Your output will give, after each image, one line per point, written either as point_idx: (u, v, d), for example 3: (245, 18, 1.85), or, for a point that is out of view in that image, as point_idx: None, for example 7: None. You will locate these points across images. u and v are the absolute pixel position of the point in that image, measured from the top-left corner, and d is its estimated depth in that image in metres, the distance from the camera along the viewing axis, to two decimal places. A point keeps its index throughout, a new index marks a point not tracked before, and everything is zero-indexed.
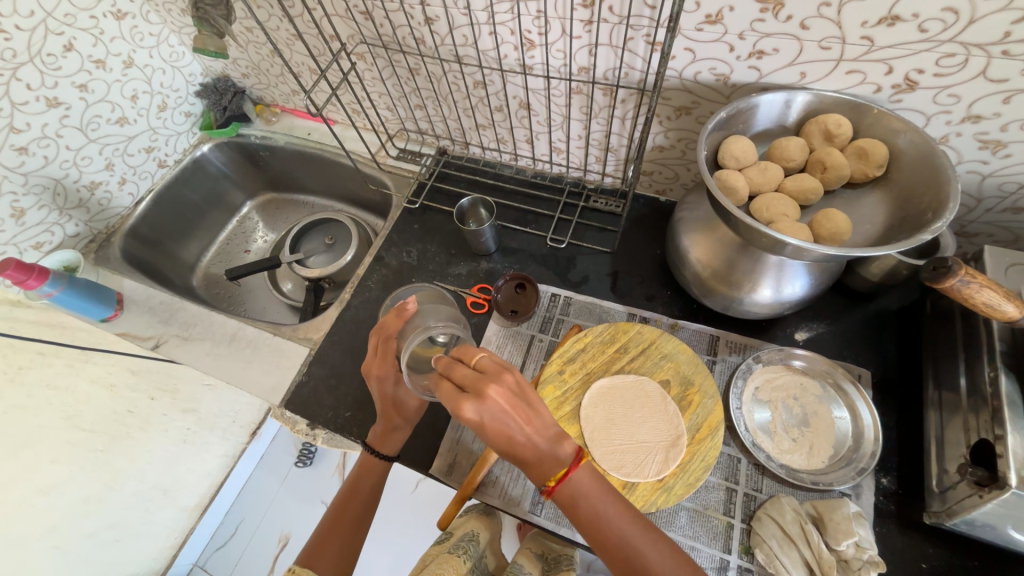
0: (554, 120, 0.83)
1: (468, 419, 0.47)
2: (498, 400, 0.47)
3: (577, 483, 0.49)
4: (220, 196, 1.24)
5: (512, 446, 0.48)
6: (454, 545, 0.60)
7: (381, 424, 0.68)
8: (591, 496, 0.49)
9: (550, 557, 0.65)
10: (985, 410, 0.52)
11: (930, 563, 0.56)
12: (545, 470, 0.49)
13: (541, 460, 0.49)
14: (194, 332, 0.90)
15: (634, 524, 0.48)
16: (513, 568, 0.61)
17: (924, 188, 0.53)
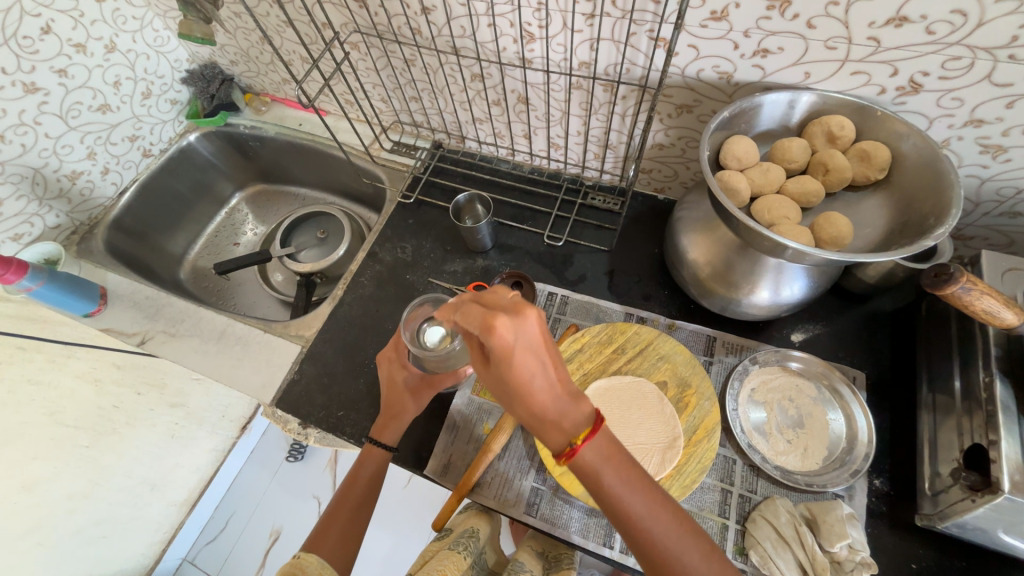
0: (553, 116, 0.81)
1: (507, 345, 0.40)
2: (538, 327, 0.41)
3: (596, 449, 0.44)
4: (208, 187, 1.20)
5: (536, 394, 0.42)
6: (455, 541, 0.61)
7: (383, 411, 0.69)
8: (607, 468, 0.44)
9: (550, 555, 0.69)
10: (979, 414, 0.52)
11: (920, 563, 0.57)
12: (561, 430, 0.43)
13: (563, 416, 0.43)
14: (181, 328, 0.87)
15: (651, 502, 0.44)
16: (515, 566, 0.63)
17: (927, 193, 0.52)
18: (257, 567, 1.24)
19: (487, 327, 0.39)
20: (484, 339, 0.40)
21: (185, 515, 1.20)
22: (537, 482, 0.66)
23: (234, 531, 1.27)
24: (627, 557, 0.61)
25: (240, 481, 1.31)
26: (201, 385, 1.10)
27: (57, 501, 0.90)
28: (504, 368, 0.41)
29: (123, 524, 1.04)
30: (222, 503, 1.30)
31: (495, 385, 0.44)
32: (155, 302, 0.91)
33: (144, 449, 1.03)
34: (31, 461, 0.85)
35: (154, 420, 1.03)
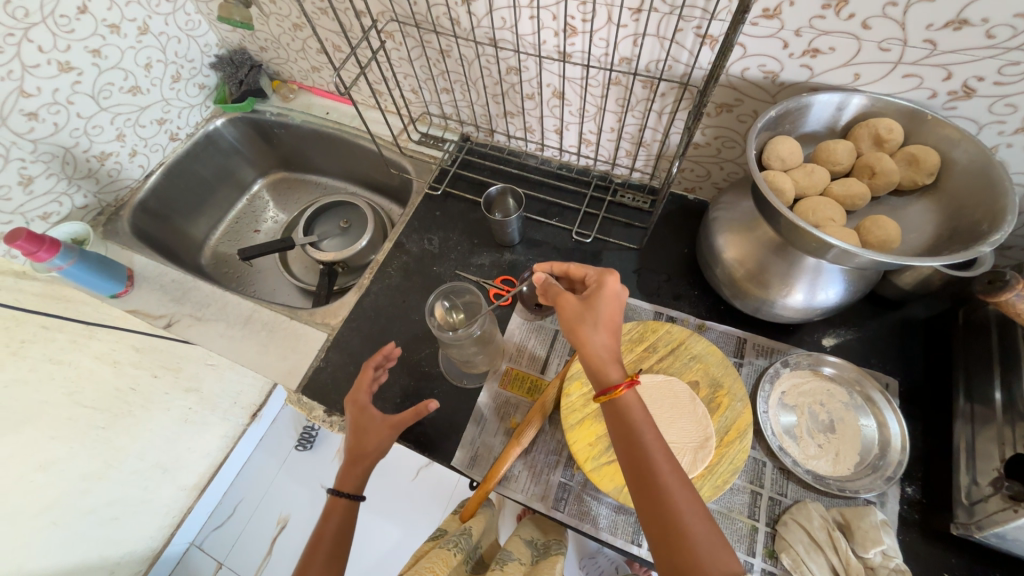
0: (587, 111, 0.81)
1: (611, 284, 0.53)
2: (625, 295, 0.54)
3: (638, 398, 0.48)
4: (231, 173, 1.21)
5: (608, 327, 0.51)
6: (447, 541, 0.61)
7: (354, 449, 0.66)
8: (641, 413, 0.48)
9: (539, 543, 0.65)
10: (1021, 426, 0.52)
11: (952, 572, 0.57)
12: (617, 364, 0.49)
13: (621, 358, 0.50)
14: (206, 312, 0.87)
15: (668, 455, 0.46)
16: (501, 557, 0.61)
17: (977, 200, 0.52)
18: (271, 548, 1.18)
19: (604, 272, 0.54)
20: (599, 278, 0.53)
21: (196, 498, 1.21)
22: (565, 478, 0.66)
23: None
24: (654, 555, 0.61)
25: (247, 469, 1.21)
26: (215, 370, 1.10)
27: (75, 479, 0.90)
28: (596, 302, 0.52)
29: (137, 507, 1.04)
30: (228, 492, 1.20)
31: (578, 317, 0.51)
32: (181, 285, 0.91)
33: (158, 432, 1.01)
34: (47, 440, 0.85)
35: (168, 403, 1.01)
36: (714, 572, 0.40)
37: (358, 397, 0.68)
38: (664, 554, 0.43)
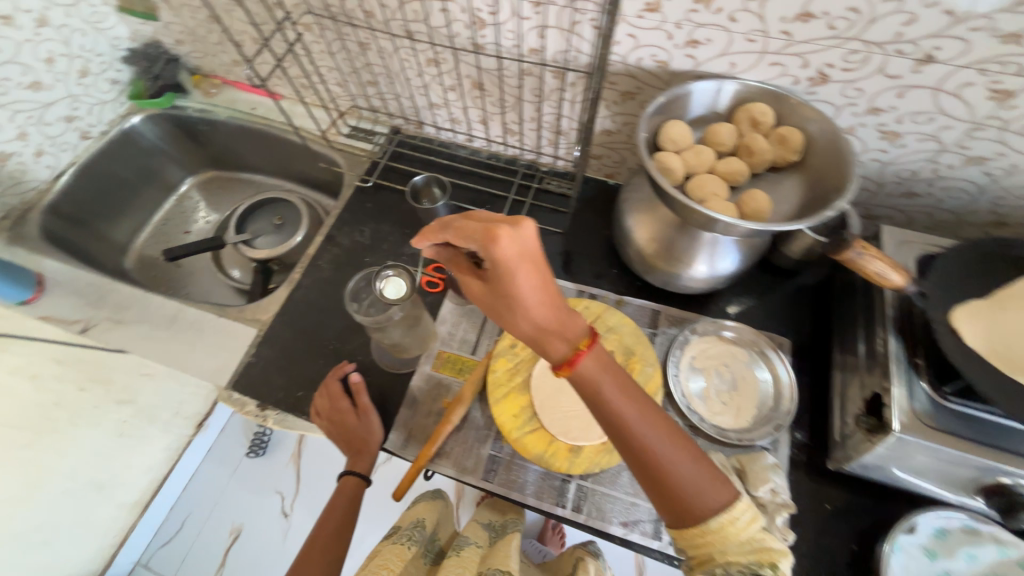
0: (507, 102, 0.84)
1: (502, 251, 0.44)
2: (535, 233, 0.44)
3: (595, 359, 0.47)
4: (155, 173, 1.16)
5: (532, 304, 0.46)
6: (399, 536, 0.67)
7: (349, 449, 0.69)
8: (602, 374, 0.47)
9: (497, 526, 0.77)
10: (877, 368, 0.59)
11: (833, 503, 0.64)
12: (561, 337, 0.47)
13: (561, 325, 0.47)
14: (127, 315, 0.84)
15: (643, 411, 0.47)
16: (461, 542, 0.71)
17: (832, 173, 0.59)
18: (219, 564, 1.20)
19: (488, 236, 0.43)
20: (485, 248, 0.44)
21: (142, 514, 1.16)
22: (494, 451, 0.69)
23: (192, 532, 1.23)
24: (577, 514, 0.64)
25: (197, 480, 1.26)
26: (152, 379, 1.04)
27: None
28: (501, 276, 0.45)
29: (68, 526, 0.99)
30: (177, 505, 1.24)
31: (495, 300, 0.48)
32: (98, 289, 0.87)
33: (88, 448, 0.98)
34: None
35: (100, 418, 0.99)
36: (710, 515, 0.44)
37: (330, 410, 0.69)
38: (656, 498, 0.47)
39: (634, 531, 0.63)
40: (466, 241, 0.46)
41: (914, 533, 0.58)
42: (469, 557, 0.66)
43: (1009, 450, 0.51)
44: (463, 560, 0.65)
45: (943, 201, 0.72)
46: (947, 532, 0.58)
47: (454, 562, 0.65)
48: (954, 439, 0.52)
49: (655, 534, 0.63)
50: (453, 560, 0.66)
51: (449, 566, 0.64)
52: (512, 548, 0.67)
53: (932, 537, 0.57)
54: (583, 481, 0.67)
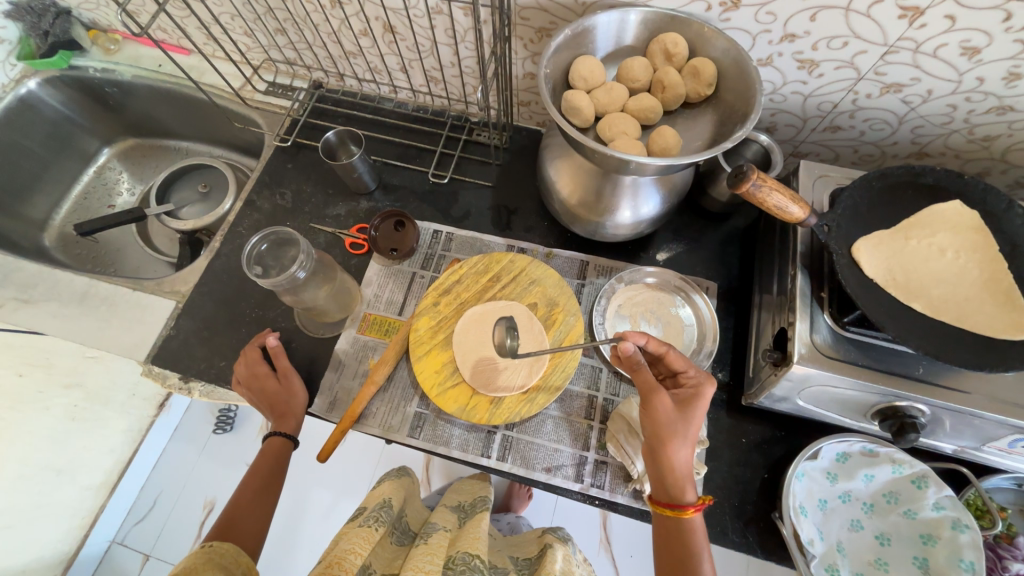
0: (422, 46, 0.79)
1: (708, 394, 0.55)
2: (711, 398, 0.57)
3: (694, 518, 0.53)
4: (67, 142, 1.07)
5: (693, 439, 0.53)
6: (365, 518, 0.58)
7: (269, 412, 0.68)
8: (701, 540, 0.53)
9: (468, 506, 0.70)
10: (787, 304, 0.60)
11: (749, 437, 0.66)
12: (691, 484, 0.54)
13: (687, 477, 0.53)
14: (35, 294, 0.80)
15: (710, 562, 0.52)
16: (429, 528, 0.62)
17: (741, 105, 0.57)
18: (194, 539, 1.17)
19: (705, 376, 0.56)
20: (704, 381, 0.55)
21: (108, 498, 1.14)
22: (420, 408, 0.69)
23: (166, 507, 1.21)
24: (502, 463, 0.66)
25: (166, 459, 1.24)
26: (101, 363, 1.03)
27: None
28: (694, 396, 0.55)
29: (31, 512, 0.98)
30: (150, 483, 1.23)
31: (676, 423, 0.53)
32: (1, 268, 0.82)
33: (37, 434, 0.96)
34: None
35: (43, 403, 0.96)
36: None
37: (249, 375, 0.68)
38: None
39: (557, 476, 0.65)
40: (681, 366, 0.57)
41: (818, 459, 0.60)
42: (437, 542, 0.57)
43: (899, 372, 0.53)
44: (433, 546, 0.56)
45: (866, 133, 0.70)
46: (848, 455, 0.60)
47: (422, 549, 0.55)
48: (852, 367, 0.54)
49: (577, 477, 0.65)
50: (421, 546, 0.56)
51: (417, 554, 0.54)
52: (483, 529, 0.61)
53: (834, 462, 0.60)
54: (507, 431, 0.68)
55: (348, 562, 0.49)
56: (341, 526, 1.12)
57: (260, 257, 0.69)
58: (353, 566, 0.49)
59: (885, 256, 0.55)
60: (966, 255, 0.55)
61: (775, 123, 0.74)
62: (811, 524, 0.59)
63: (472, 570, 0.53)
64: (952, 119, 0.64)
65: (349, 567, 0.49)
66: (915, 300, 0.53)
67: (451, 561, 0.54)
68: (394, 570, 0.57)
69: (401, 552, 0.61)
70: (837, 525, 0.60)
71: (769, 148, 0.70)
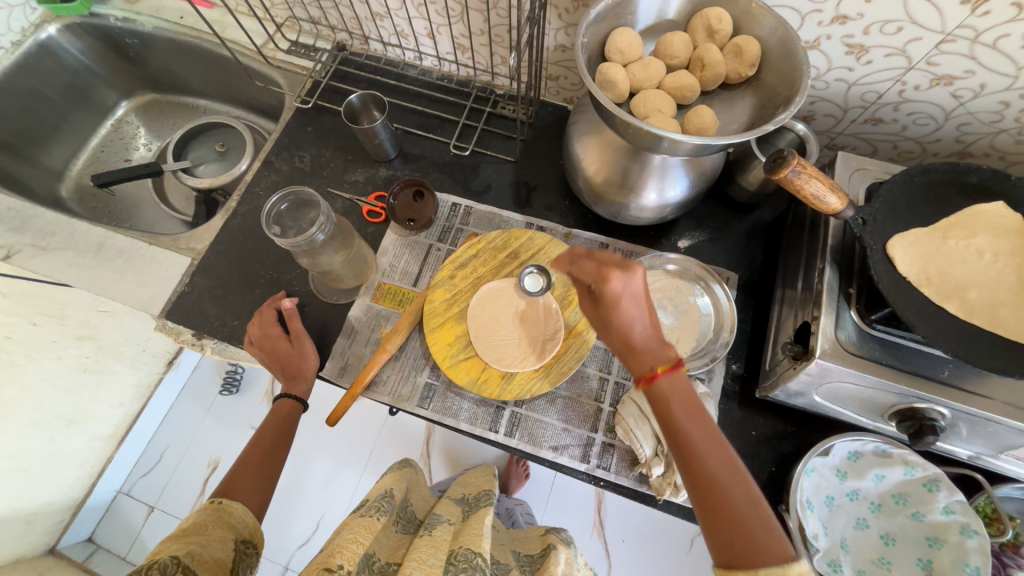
0: (452, 11, 0.77)
1: (609, 284, 0.46)
2: (636, 275, 0.46)
3: (679, 394, 0.43)
4: (84, 93, 1.06)
5: (632, 329, 0.46)
6: (367, 508, 0.58)
7: (283, 374, 0.68)
8: (688, 424, 0.42)
9: (471, 499, 0.70)
10: (812, 299, 0.58)
11: (759, 430, 0.65)
12: (646, 363, 0.45)
13: (649, 352, 0.45)
14: (51, 242, 0.80)
15: (717, 450, 0.41)
16: (432, 520, 0.62)
17: (783, 87, 0.55)
18: (198, 495, 1.20)
19: (599, 274, 0.46)
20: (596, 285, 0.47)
21: (116, 448, 1.16)
22: (431, 379, 0.69)
23: (172, 462, 1.23)
24: (510, 439, 0.66)
25: (173, 415, 1.27)
26: (113, 317, 1.04)
27: None
28: (604, 302, 0.47)
29: (44, 458, 1.00)
30: (156, 438, 1.25)
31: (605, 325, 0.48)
32: (17, 214, 0.82)
33: (53, 382, 0.97)
34: None
35: (59, 353, 0.97)
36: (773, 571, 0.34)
37: (263, 337, 0.68)
38: (711, 541, 0.38)
39: (564, 455, 0.65)
40: (579, 275, 0.49)
41: (829, 456, 0.60)
42: (440, 536, 0.57)
43: (923, 374, 0.52)
44: (436, 541, 0.55)
45: (909, 128, 0.67)
46: (860, 454, 0.60)
47: (425, 542, 0.55)
48: (875, 365, 0.52)
49: (583, 458, 0.65)
50: (424, 539, 0.56)
51: (420, 547, 0.54)
52: (486, 524, 0.60)
53: (845, 460, 0.60)
54: (517, 408, 0.68)
55: (350, 551, 0.49)
56: (342, 493, 1.14)
57: (274, 216, 0.68)
58: (354, 556, 0.48)
59: (920, 254, 0.53)
60: (1005, 258, 0.53)
61: (814, 112, 0.71)
62: (816, 519, 0.59)
63: (474, 567, 0.52)
64: (1002, 117, 0.61)
65: (350, 557, 0.48)
66: (949, 301, 0.51)
67: (454, 557, 0.53)
68: (397, 559, 0.56)
69: (404, 542, 0.60)
70: (842, 522, 0.60)
71: (806, 137, 0.67)
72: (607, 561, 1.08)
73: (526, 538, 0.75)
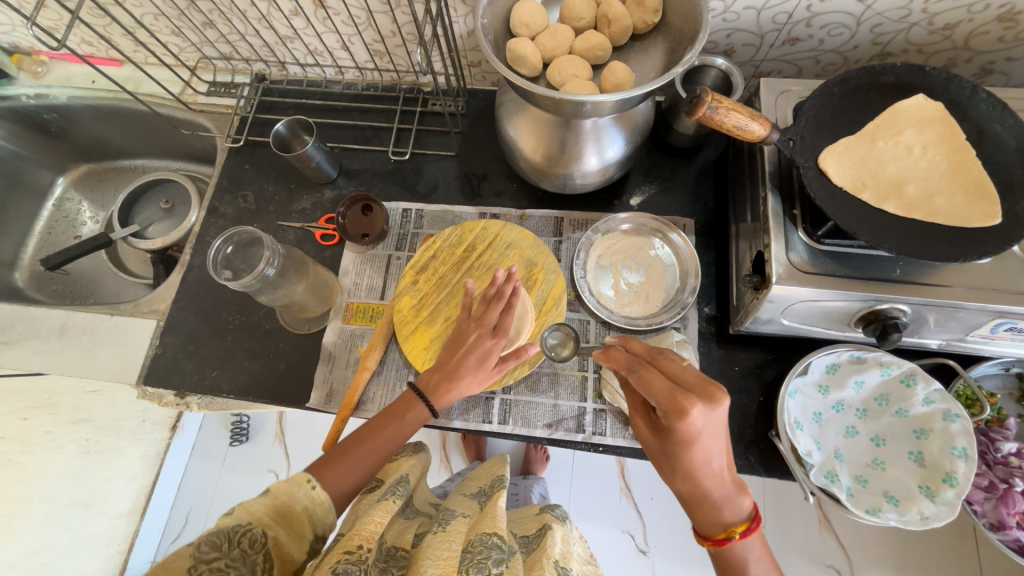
0: (358, 18, 0.76)
1: (689, 422, 0.43)
2: (721, 416, 0.44)
3: (748, 541, 0.47)
4: (17, 178, 1.03)
5: (708, 468, 0.46)
6: (383, 492, 0.54)
7: (439, 370, 0.62)
8: (749, 551, 0.48)
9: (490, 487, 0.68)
10: (761, 228, 0.59)
11: (741, 365, 0.67)
12: (716, 507, 0.47)
13: (721, 495, 0.47)
14: (14, 334, 0.79)
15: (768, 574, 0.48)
16: (447, 514, 0.62)
17: (688, 27, 0.55)
18: None
19: (680, 409, 0.43)
20: (671, 419, 0.43)
21: (138, 521, 1.16)
22: None
23: (196, 522, 1.23)
24: (505, 426, 0.67)
25: (186, 477, 1.26)
26: (102, 395, 1.03)
27: None
28: (679, 441, 0.45)
29: (67, 547, 0.99)
30: (175, 503, 1.25)
31: (677, 466, 0.46)
32: None
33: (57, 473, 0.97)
34: None
35: (56, 443, 0.96)
36: None
37: (468, 322, 0.63)
38: None
39: (559, 430, 0.66)
40: (651, 397, 0.46)
41: (808, 374, 0.61)
42: (456, 529, 0.57)
43: (875, 277, 0.53)
44: (452, 533, 0.56)
45: (826, 41, 0.68)
46: (837, 366, 0.62)
47: (440, 537, 0.55)
48: (830, 279, 0.54)
49: (579, 428, 0.66)
50: (439, 535, 0.56)
51: (433, 543, 0.54)
52: (500, 506, 0.58)
53: (824, 375, 0.62)
54: (505, 395, 0.68)
55: (367, 532, 0.48)
56: None
57: (220, 260, 0.67)
58: (373, 535, 0.47)
59: (852, 163, 0.54)
60: (934, 148, 0.54)
61: (733, 45, 0.71)
62: (807, 437, 0.60)
63: (489, 549, 0.51)
64: (909, 11, 0.61)
65: (369, 537, 0.47)
66: (887, 201, 0.52)
67: (470, 544, 0.53)
68: (404, 543, 0.57)
69: (409, 525, 0.60)
70: (833, 434, 0.61)
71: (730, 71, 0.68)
72: (638, 521, 1.11)
73: (522, 518, 0.72)
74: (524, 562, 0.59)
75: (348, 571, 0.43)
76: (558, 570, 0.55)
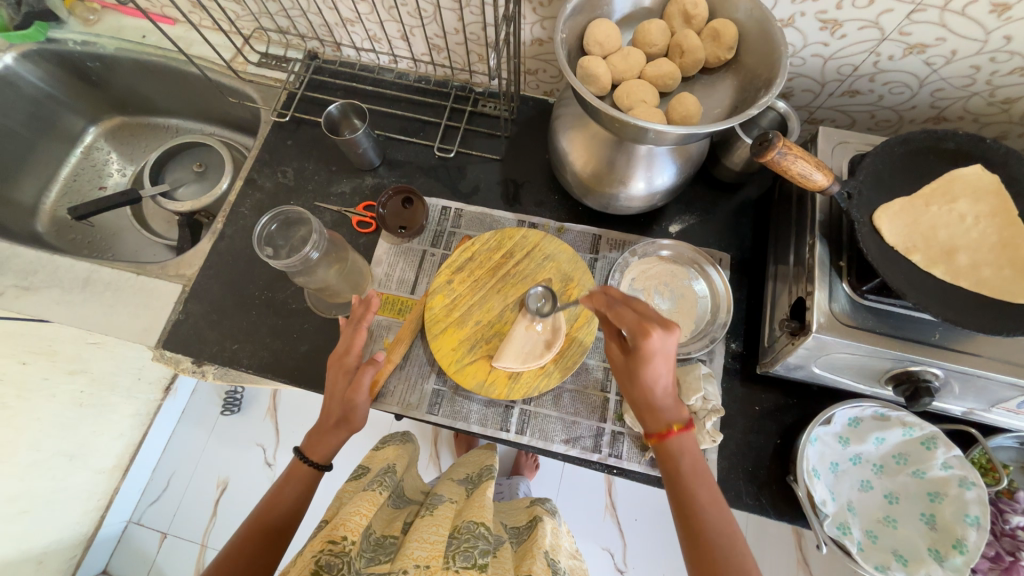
0: (425, 12, 0.76)
1: (646, 342, 0.49)
2: (675, 341, 0.49)
3: (686, 450, 0.51)
4: (49, 121, 1.01)
5: (663, 386, 0.51)
6: (369, 482, 0.57)
7: (317, 428, 0.62)
8: (694, 474, 0.50)
9: (474, 476, 0.69)
10: (804, 275, 0.60)
11: (762, 406, 0.67)
12: (663, 420, 0.52)
13: (665, 408, 0.52)
14: (34, 281, 0.78)
15: (714, 500, 0.49)
16: (433, 499, 0.61)
17: (763, 68, 0.55)
18: (209, 518, 1.19)
19: (640, 327, 0.49)
20: (634, 338, 0.49)
21: (121, 480, 1.15)
22: (438, 384, 0.70)
23: (180, 488, 1.22)
24: (521, 436, 0.67)
25: (176, 442, 1.25)
26: (102, 349, 1.00)
27: None
28: (637, 361, 0.50)
29: (49, 497, 0.98)
30: (161, 466, 1.24)
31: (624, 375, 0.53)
32: None
33: (48, 422, 0.95)
34: None
35: (51, 391, 0.95)
36: None
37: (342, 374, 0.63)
38: None
39: (576, 447, 0.66)
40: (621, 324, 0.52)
41: (830, 425, 0.62)
42: (443, 514, 0.56)
43: (914, 338, 0.54)
44: (439, 518, 0.55)
45: (885, 98, 0.69)
46: (860, 420, 0.62)
47: (427, 521, 0.54)
48: (870, 334, 0.54)
49: (595, 448, 0.66)
50: (425, 518, 0.55)
51: (421, 526, 0.53)
52: (487, 496, 0.59)
53: (846, 427, 0.62)
54: (525, 405, 0.68)
55: (352, 523, 0.49)
56: None
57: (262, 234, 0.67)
58: (358, 526, 0.49)
59: (905, 224, 0.54)
60: (986, 220, 0.55)
61: (793, 89, 0.72)
62: (823, 486, 0.61)
63: (477, 537, 0.51)
64: (974, 81, 0.62)
65: (354, 527, 0.49)
66: (936, 266, 0.53)
67: (456, 530, 0.53)
68: (393, 531, 0.57)
69: (398, 514, 0.61)
70: (848, 486, 0.62)
71: (789, 116, 0.68)
72: (621, 540, 1.11)
73: (511, 509, 0.72)
74: (514, 553, 0.60)
75: (330, 563, 0.45)
76: (548, 561, 0.55)
